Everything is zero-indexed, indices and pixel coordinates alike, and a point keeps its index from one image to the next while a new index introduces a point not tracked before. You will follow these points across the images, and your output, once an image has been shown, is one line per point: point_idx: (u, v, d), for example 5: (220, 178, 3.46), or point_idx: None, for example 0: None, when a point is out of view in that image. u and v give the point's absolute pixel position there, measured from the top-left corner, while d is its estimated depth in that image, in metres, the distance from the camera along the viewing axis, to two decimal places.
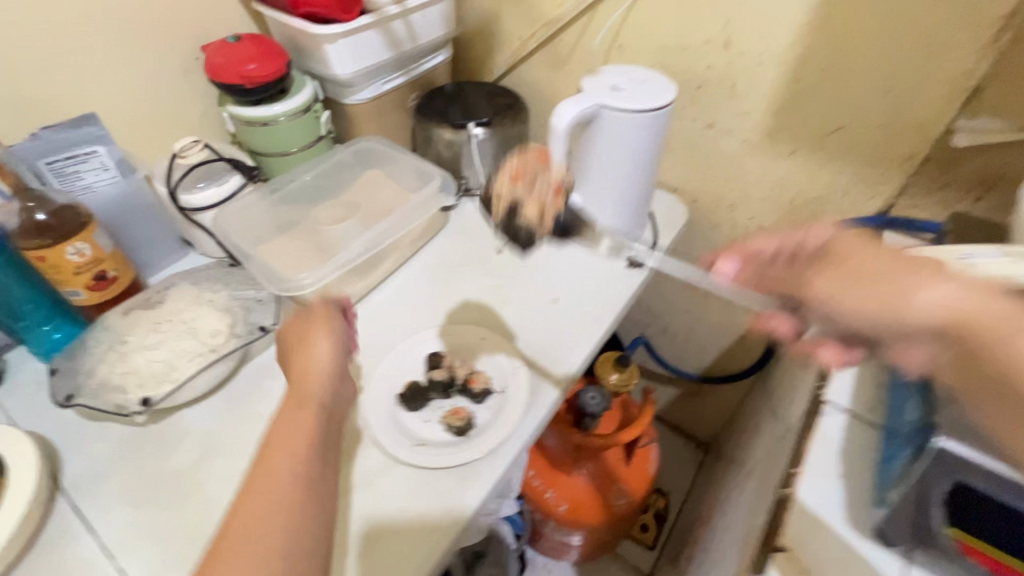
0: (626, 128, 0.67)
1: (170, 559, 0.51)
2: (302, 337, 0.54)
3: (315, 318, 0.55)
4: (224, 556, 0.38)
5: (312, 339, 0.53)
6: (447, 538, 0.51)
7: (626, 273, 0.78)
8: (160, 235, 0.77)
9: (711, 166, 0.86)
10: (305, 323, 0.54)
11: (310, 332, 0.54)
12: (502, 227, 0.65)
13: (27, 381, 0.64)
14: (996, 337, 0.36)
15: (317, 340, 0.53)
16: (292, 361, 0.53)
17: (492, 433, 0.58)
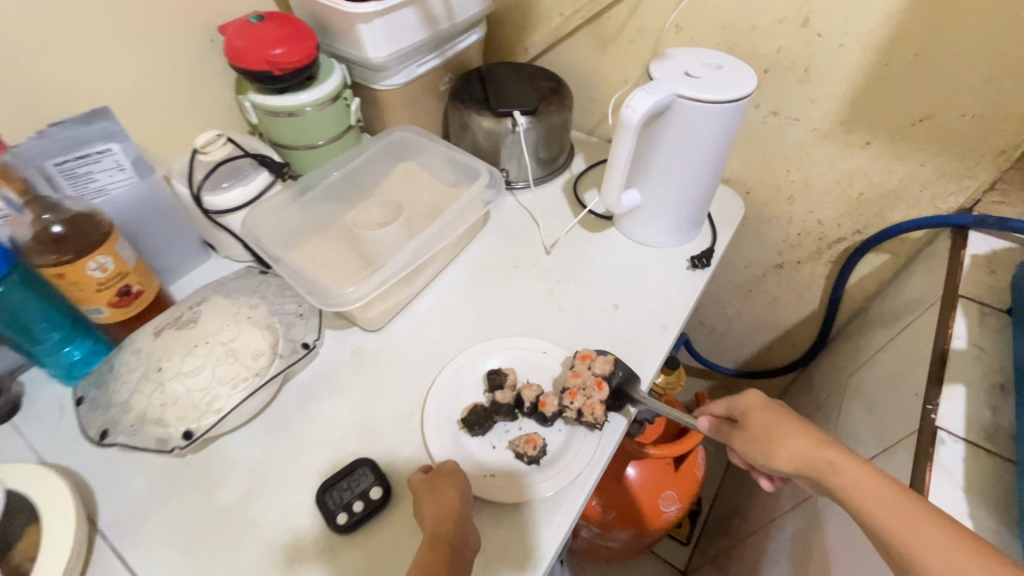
0: (701, 121, 0.60)
1: None
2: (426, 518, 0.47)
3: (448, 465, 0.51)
4: None
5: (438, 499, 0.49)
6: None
7: (688, 275, 0.72)
8: (180, 239, 0.70)
9: (771, 157, 0.80)
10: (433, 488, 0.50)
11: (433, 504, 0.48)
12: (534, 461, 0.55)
13: (49, 406, 0.59)
14: (835, 490, 0.44)
15: (446, 493, 0.49)
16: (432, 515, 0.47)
17: (568, 460, 0.55)
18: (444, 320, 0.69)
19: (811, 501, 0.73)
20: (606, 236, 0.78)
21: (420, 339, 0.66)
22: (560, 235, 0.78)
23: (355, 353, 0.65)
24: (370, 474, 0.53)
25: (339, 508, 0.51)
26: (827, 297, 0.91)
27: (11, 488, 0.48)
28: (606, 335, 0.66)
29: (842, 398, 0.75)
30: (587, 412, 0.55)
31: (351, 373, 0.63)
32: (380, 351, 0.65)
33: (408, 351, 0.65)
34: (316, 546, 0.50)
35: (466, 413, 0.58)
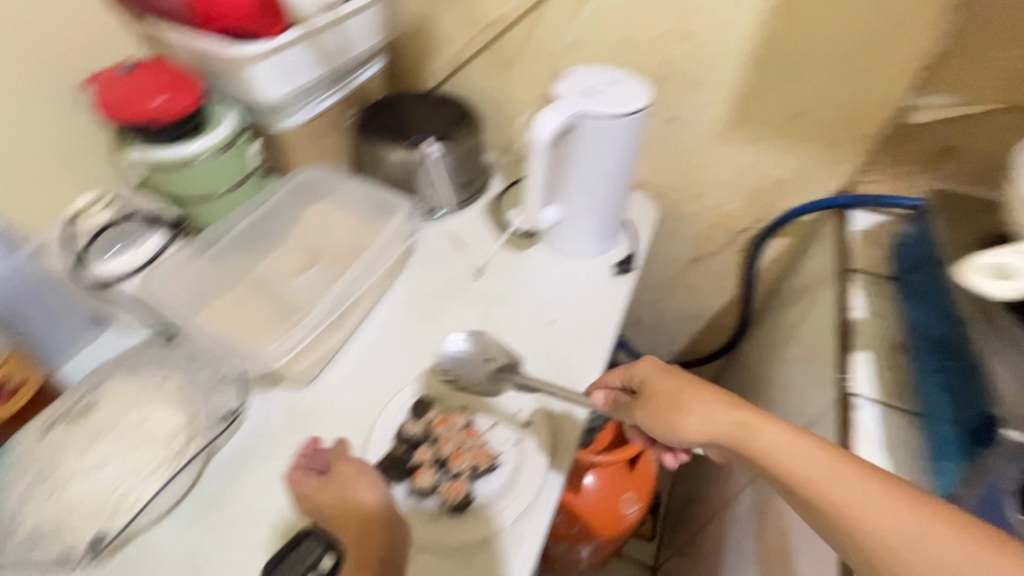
0: (608, 135, 0.63)
1: None
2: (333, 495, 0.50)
3: (342, 466, 0.52)
4: None
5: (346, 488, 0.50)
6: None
7: (615, 282, 0.75)
8: (66, 317, 0.63)
9: (674, 160, 0.85)
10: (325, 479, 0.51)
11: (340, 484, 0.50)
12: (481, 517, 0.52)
13: None
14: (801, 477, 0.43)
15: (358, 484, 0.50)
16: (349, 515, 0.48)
17: (520, 491, 0.54)
18: (378, 361, 0.66)
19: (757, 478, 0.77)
20: (533, 252, 0.78)
21: (357, 385, 0.63)
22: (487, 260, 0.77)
23: (287, 412, 0.60)
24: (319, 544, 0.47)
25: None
26: (742, 283, 0.97)
27: None
28: (546, 351, 0.66)
29: (769, 377, 0.80)
30: (478, 462, 0.55)
31: (285, 435, 0.58)
32: (315, 406, 0.61)
33: (344, 401, 0.61)
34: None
35: (380, 458, 0.56)
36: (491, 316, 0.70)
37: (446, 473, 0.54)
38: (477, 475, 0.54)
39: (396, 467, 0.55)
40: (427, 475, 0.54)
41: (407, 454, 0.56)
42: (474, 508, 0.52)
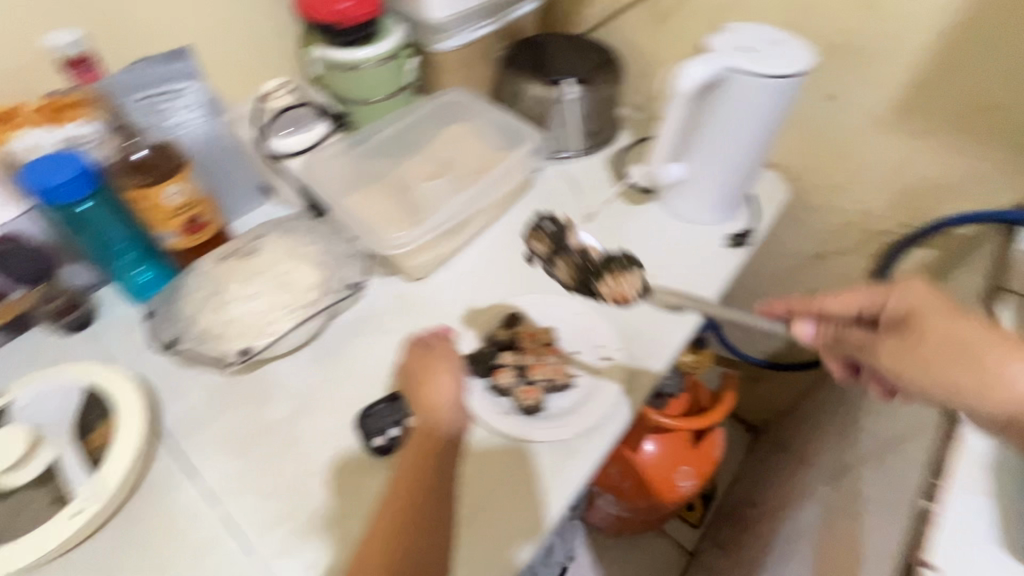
0: (756, 95, 0.60)
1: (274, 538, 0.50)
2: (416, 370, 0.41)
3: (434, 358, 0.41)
4: (418, 409, 0.40)
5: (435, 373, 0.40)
6: (535, 534, 0.50)
7: (728, 253, 0.73)
8: (241, 181, 0.74)
9: (824, 142, 0.80)
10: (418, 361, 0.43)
11: (422, 369, 0.41)
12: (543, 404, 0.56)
13: (120, 321, 0.65)
14: None
15: (435, 390, 0.40)
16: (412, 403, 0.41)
17: (595, 406, 0.56)
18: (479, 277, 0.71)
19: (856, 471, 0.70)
20: (644, 209, 0.78)
21: (461, 288, 0.69)
22: (599, 205, 0.79)
23: (398, 298, 0.68)
24: (408, 407, 0.56)
25: (377, 432, 0.54)
26: None
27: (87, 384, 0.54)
28: None
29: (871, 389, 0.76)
30: (554, 378, 0.58)
31: (392, 317, 0.66)
32: (419, 301, 0.68)
33: (448, 302, 0.68)
34: (340, 456, 0.54)
35: (474, 350, 0.61)
36: None
37: (523, 379, 0.58)
38: (551, 389, 0.58)
39: (483, 361, 0.59)
40: (506, 374, 0.58)
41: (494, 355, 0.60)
42: (542, 415, 0.56)
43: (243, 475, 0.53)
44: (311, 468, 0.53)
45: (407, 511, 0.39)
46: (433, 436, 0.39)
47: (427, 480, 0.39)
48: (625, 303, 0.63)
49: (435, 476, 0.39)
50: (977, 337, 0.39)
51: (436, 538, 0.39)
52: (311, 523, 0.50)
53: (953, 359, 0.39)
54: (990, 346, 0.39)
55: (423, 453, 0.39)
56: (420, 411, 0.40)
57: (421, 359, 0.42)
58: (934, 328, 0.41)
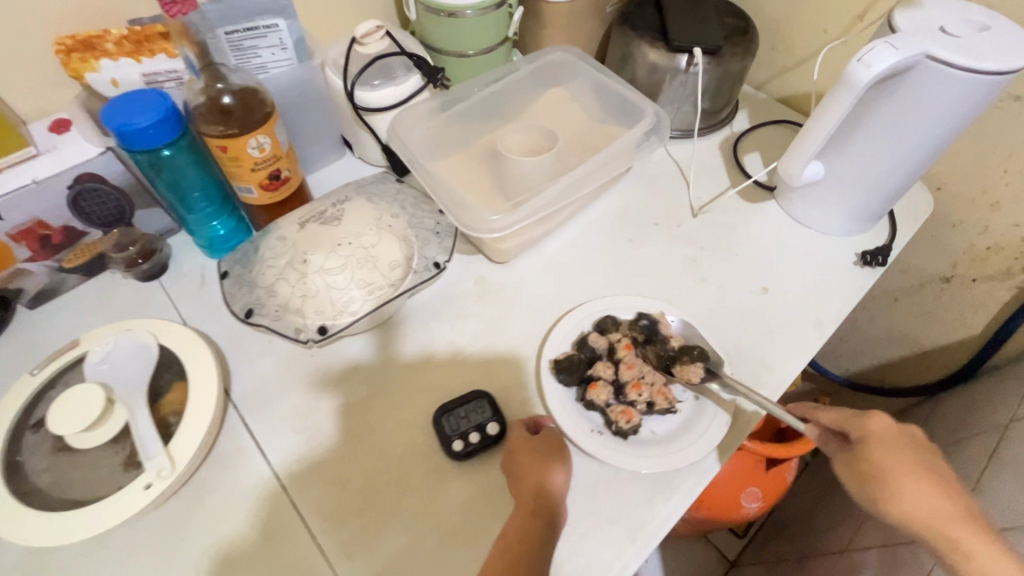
0: (947, 93, 0.50)
1: (330, 536, 0.46)
2: (537, 447, 0.48)
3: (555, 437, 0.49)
4: (535, 484, 0.45)
5: (560, 449, 0.48)
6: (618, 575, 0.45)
7: (857, 272, 0.63)
8: (323, 132, 0.69)
9: (992, 152, 0.67)
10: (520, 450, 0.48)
11: (534, 451, 0.47)
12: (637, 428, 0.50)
13: (193, 274, 0.62)
14: None
15: (558, 464, 0.47)
16: (522, 480, 0.46)
17: (696, 440, 0.50)
18: (570, 268, 0.64)
19: None
20: (763, 209, 0.69)
21: (548, 278, 0.63)
22: (708, 198, 0.70)
23: (479, 282, 0.62)
24: (490, 409, 0.51)
25: (455, 435, 0.49)
26: (995, 326, 0.79)
27: (159, 343, 0.51)
28: (745, 317, 0.60)
29: (995, 442, 0.66)
30: (658, 399, 0.51)
31: (473, 302, 0.61)
32: (502, 286, 0.62)
33: (533, 292, 0.62)
34: (413, 452, 0.50)
35: (560, 357, 0.54)
36: (696, 259, 0.65)
37: (619, 397, 0.51)
38: (651, 410, 0.51)
39: (573, 370, 0.52)
40: (604, 389, 0.51)
41: (586, 363, 0.53)
42: (636, 440, 0.50)
43: (308, 461, 0.49)
44: (382, 463, 0.50)
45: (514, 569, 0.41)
46: (541, 501, 0.45)
47: (541, 538, 0.43)
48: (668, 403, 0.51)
49: (549, 533, 0.44)
50: (915, 470, 0.40)
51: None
52: (379, 523, 0.47)
53: (905, 484, 0.40)
54: (924, 486, 0.40)
55: (536, 515, 0.44)
56: (522, 480, 0.46)
57: (541, 442, 0.48)
58: (886, 464, 0.40)
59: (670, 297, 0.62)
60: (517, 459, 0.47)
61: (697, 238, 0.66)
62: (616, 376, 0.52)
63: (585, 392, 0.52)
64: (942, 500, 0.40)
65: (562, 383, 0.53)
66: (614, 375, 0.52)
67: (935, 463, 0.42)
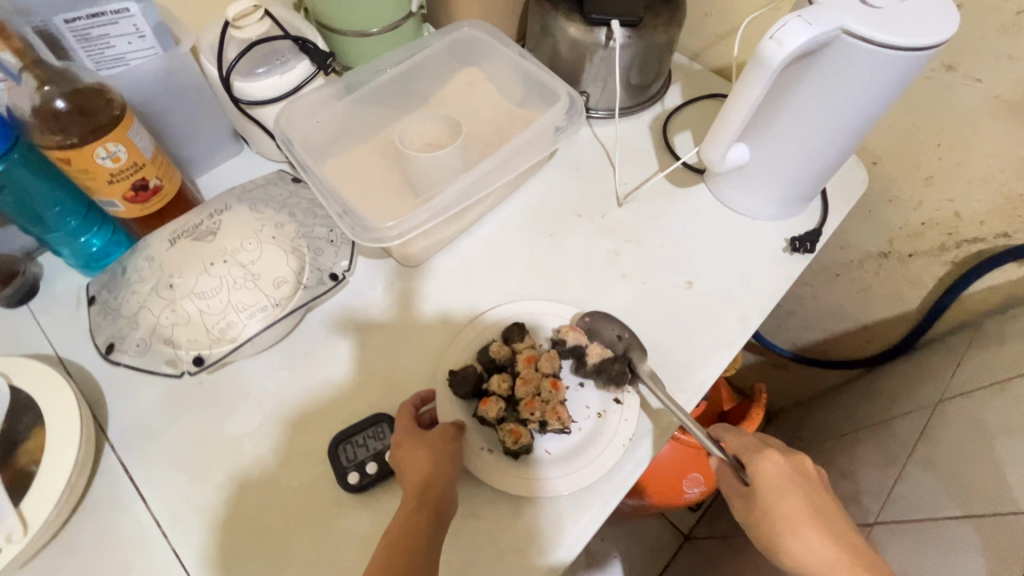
0: (867, 72, 0.46)
1: None
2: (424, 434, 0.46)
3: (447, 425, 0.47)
4: (421, 471, 0.43)
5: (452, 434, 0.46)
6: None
7: (785, 259, 0.61)
8: (206, 126, 0.62)
9: (924, 124, 0.64)
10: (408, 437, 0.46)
11: (423, 439, 0.45)
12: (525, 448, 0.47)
13: (65, 295, 0.56)
14: None
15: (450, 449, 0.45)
16: (409, 468, 0.44)
17: (590, 457, 0.48)
18: (485, 269, 0.60)
19: (895, 524, 0.61)
20: (691, 194, 0.65)
21: (461, 281, 0.59)
22: (636, 184, 0.66)
23: (388, 289, 0.58)
24: (390, 434, 0.48)
25: (351, 467, 0.47)
26: (930, 300, 0.78)
27: (12, 385, 0.45)
28: (667, 315, 0.57)
29: (923, 423, 0.66)
30: (551, 419, 0.48)
31: (380, 312, 0.57)
32: (411, 293, 0.58)
33: (445, 297, 0.58)
34: (308, 487, 0.47)
35: (457, 368, 0.51)
36: (619, 253, 0.61)
37: (515, 415, 0.49)
38: (545, 429, 0.49)
39: (467, 383, 0.49)
40: (494, 406, 0.48)
41: (483, 376, 0.51)
42: (526, 459, 0.48)
43: (193, 505, 0.45)
44: (273, 500, 0.46)
45: (396, 559, 0.39)
46: (432, 490, 0.42)
47: (424, 528, 0.41)
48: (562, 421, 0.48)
49: (433, 523, 0.41)
50: (798, 508, 0.45)
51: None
52: (271, 566, 0.44)
53: (787, 521, 0.44)
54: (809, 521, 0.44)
55: (419, 506, 0.41)
56: (409, 473, 0.43)
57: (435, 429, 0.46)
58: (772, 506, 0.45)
59: (590, 297, 0.58)
60: (406, 448, 0.45)
61: (621, 229, 0.63)
62: (512, 391, 0.50)
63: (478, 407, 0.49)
64: (829, 541, 0.44)
65: (456, 396, 0.50)
66: (510, 389, 0.50)
67: (823, 500, 0.47)
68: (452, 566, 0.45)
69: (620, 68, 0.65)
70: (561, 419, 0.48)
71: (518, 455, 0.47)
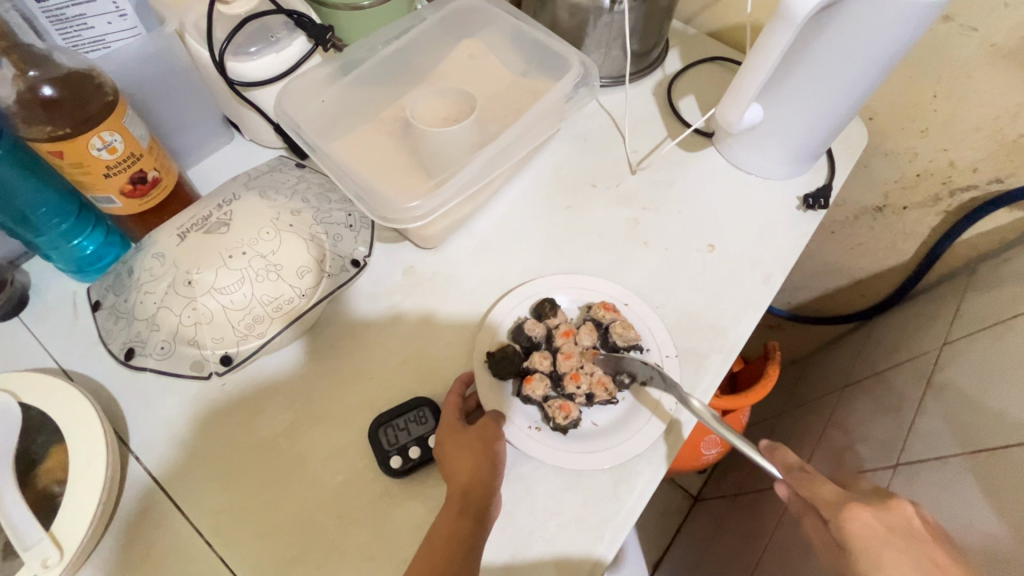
0: (887, 25, 0.46)
1: None
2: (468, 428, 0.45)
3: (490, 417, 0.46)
4: (464, 468, 0.42)
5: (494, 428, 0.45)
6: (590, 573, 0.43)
7: (798, 217, 0.62)
8: (196, 112, 0.58)
9: (919, 77, 0.65)
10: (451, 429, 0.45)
11: (468, 435, 0.44)
12: (576, 422, 0.47)
13: (61, 303, 0.52)
14: None
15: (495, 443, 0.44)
16: (451, 466, 0.43)
17: (638, 428, 0.48)
18: (505, 246, 0.59)
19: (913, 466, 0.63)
20: (702, 158, 0.65)
21: (483, 260, 0.58)
22: (647, 152, 0.65)
23: (408, 273, 0.56)
24: (432, 419, 0.47)
25: (393, 450, 0.45)
26: (924, 250, 0.81)
27: (22, 403, 0.42)
28: (692, 278, 0.57)
29: (931, 366, 0.69)
30: (598, 390, 0.48)
31: (404, 297, 0.55)
32: (432, 275, 0.56)
33: (467, 277, 0.56)
34: (354, 481, 0.45)
35: (494, 349, 0.50)
36: (639, 222, 0.61)
37: (559, 390, 0.48)
38: (592, 401, 0.48)
39: (506, 363, 0.49)
40: (540, 383, 0.47)
41: (522, 354, 0.50)
42: (575, 433, 0.48)
43: (235, 510, 0.43)
44: (319, 500, 0.44)
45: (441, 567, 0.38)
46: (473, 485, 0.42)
47: (466, 536, 0.40)
48: (608, 390, 0.48)
49: (476, 530, 0.40)
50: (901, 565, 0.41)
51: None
52: (327, 564, 0.42)
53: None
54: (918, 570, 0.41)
55: (461, 512, 0.40)
56: (451, 476, 0.42)
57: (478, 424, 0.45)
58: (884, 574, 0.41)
59: (614, 267, 0.58)
60: (450, 445, 0.44)
61: (637, 197, 0.62)
62: (553, 368, 0.49)
63: (521, 386, 0.49)
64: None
65: (495, 377, 0.49)
66: (551, 366, 0.49)
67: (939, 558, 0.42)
68: (512, 545, 0.44)
69: (624, 33, 0.64)
70: (608, 388, 0.48)
71: (569, 428, 0.47)
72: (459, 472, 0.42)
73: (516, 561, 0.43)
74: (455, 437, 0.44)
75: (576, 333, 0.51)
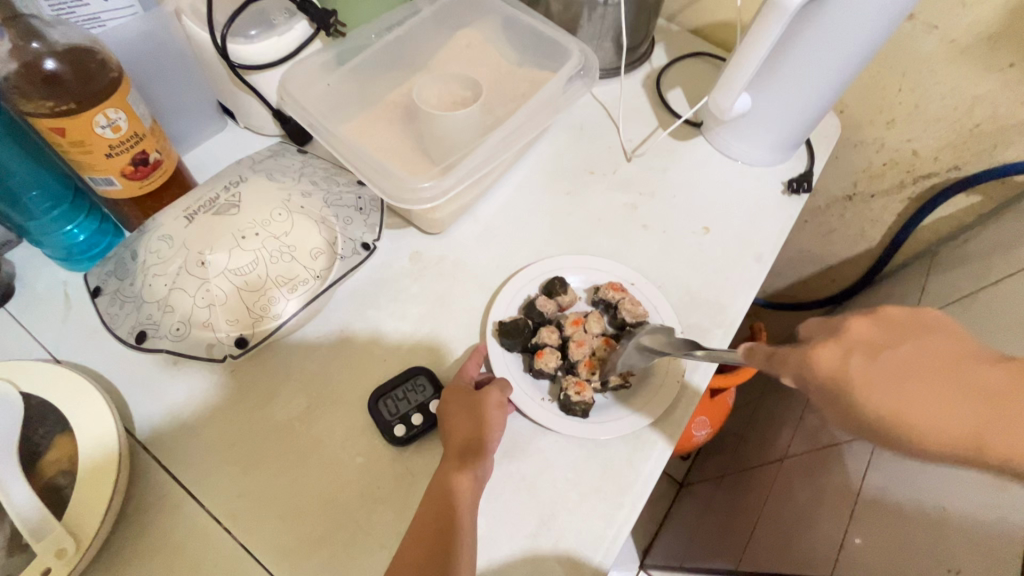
0: (865, 19, 0.49)
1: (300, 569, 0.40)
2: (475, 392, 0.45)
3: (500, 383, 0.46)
4: (465, 428, 0.43)
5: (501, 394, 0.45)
6: (613, 540, 0.44)
7: (784, 200, 0.65)
8: (190, 98, 0.57)
9: (887, 72, 0.70)
10: (460, 396, 0.45)
11: (478, 399, 0.45)
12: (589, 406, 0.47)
13: (51, 293, 0.49)
14: None
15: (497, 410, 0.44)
16: (454, 425, 0.43)
17: (648, 397, 0.49)
18: (509, 230, 0.59)
19: None
20: (692, 147, 0.68)
21: (488, 244, 0.58)
22: (641, 140, 0.68)
23: (415, 258, 0.56)
24: (430, 386, 0.47)
25: (395, 419, 0.45)
26: (890, 235, 0.87)
27: (22, 392, 0.40)
28: (689, 259, 0.60)
29: None
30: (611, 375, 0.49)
31: (412, 282, 0.54)
32: (438, 259, 0.56)
33: (474, 261, 0.57)
34: (374, 462, 0.44)
35: (505, 320, 0.51)
36: (636, 206, 0.63)
37: (571, 374, 0.49)
38: (605, 386, 0.49)
39: (518, 335, 0.50)
40: (551, 357, 0.49)
41: (532, 328, 0.51)
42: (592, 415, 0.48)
43: (257, 493, 0.42)
44: (340, 481, 0.44)
45: (442, 528, 0.39)
46: (473, 445, 0.42)
47: (465, 502, 0.40)
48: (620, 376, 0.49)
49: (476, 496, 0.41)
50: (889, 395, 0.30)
51: (463, 561, 0.38)
52: (353, 546, 0.41)
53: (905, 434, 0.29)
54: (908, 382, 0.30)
55: (462, 467, 0.41)
56: (452, 434, 0.43)
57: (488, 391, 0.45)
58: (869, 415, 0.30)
59: (617, 250, 0.59)
60: (456, 408, 0.44)
61: (632, 183, 0.64)
62: (564, 357, 0.50)
63: (532, 361, 0.50)
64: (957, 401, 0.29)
65: (507, 349, 0.50)
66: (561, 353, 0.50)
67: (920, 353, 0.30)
68: (537, 517, 0.44)
69: (617, 26, 0.66)
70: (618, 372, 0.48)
71: (583, 413, 0.47)
72: (459, 431, 0.43)
73: (540, 534, 0.44)
74: (460, 399, 0.45)
75: (585, 322, 0.52)
